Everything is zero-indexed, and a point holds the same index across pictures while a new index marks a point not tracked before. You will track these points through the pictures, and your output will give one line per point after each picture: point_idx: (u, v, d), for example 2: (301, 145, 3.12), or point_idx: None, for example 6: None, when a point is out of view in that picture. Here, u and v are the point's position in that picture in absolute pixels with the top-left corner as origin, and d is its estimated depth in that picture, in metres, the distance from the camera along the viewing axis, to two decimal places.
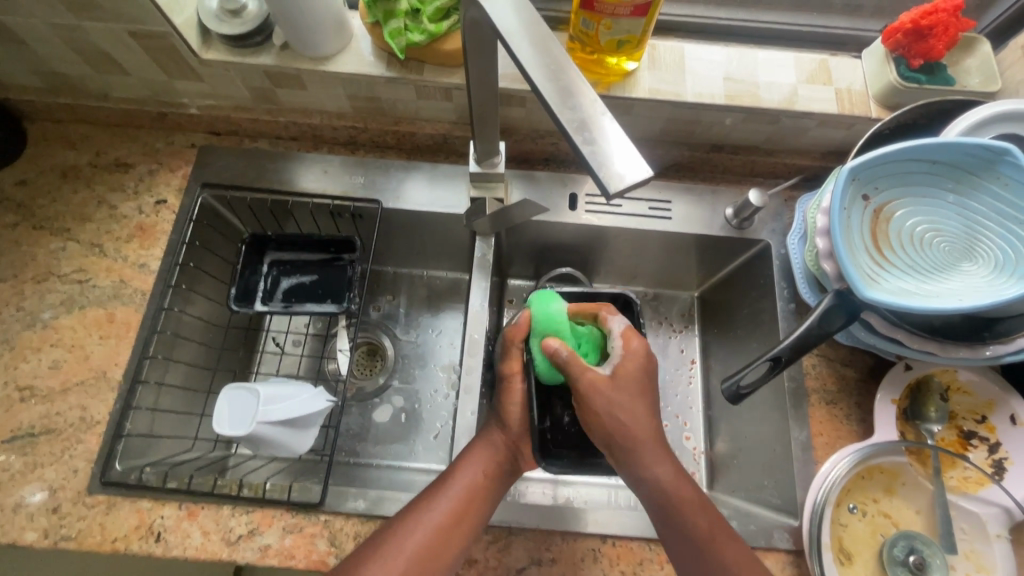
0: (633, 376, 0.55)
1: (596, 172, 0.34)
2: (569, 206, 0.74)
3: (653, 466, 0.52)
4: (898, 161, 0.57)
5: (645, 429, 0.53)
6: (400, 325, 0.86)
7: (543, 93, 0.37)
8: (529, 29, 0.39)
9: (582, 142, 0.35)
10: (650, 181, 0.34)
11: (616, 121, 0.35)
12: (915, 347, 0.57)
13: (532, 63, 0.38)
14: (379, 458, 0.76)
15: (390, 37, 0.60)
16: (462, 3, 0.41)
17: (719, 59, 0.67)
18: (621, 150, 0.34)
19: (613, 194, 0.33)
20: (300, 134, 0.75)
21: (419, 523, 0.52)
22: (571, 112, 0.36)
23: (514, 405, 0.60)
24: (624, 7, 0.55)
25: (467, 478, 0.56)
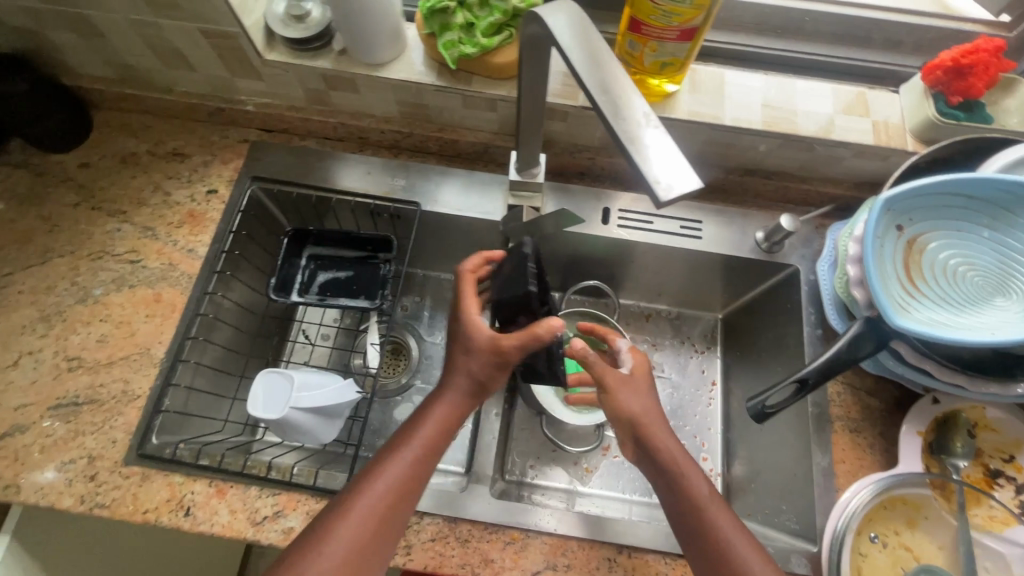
0: (637, 380, 0.59)
1: (647, 181, 0.35)
2: (602, 220, 0.76)
3: (657, 444, 0.55)
4: (933, 194, 0.58)
5: (650, 418, 0.57)
6: (425, 326, 0.88)
7: (600, 106, 0.38)
8: (592, 48, 0.41)
9: (633, 153, 0.36)
10: (700, 193, 0.35)
11: (669, 133, 0.36)
12: (944, 379, 0.57)
13: (592, 79, 0.40)
14: None
15: (444, 48, 0.63)
16: (523, 19, 0.44)
17: (758, 87, 0.68)
18: (672, 161, 0.35)
19: (661, 204, 0.34)
20: (347, 136, 0.79)
21: (389, 465, 0.51)
22: (626, 125, 0.37)
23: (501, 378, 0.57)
24: (670, 31, 0.57)
25: (434, 424, 0.54)
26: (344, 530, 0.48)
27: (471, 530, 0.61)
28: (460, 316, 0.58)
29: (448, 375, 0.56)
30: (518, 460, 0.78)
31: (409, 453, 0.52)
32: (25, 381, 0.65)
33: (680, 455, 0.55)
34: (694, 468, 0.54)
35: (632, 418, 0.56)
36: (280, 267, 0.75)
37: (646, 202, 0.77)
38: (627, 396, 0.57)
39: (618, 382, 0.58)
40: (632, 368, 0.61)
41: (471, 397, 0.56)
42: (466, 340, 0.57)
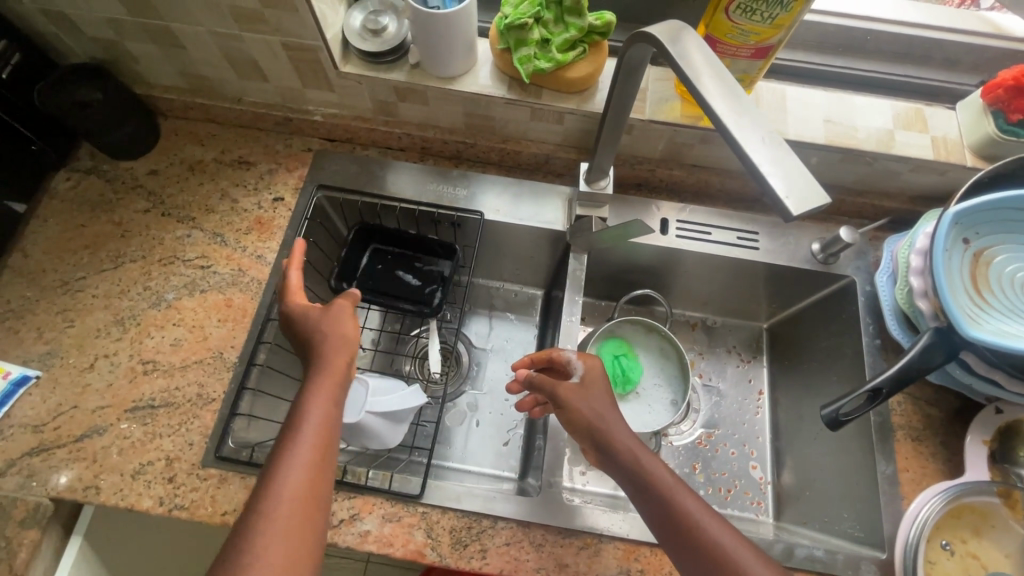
0: (590, 383, 0.62)
1: (778, 197, 0.36)
2: (660, 229, 0.77)
3: (616, 442, 0.58)
4: (1000, 209, 0.60)
5: (608, 417, 0.60)
6: (476, 333, 0.90)
7: (722, 122, 0.40)
8: (713, 68, 0.43)
9: (760, 167, 0.38)
10: (825, 208, 0.37)
11: (793, 153, 0.39)
12: (1014, 389, 0.59)
13: (716, 97, 0.41)
14: (451, 459, 0.79)
15: (519, 62, 0.65)
16: (630, 40, 0.46)
17: (819, 103, 0.70)
18: (801, 180, 0.37)
19: (793, 217, 0.36)
20: (410, 146, 0.80)
21: (286, 461, 0.47)
22: (750, 141, 0.39)
23: (353, 326, 0.59)
24: (745, 49, 0.59)
25: (315, 408, 0.51)
26: (276, 514, 0.45)
27: (544, 535, 0.62)
28: (287, 307, 0.60)
29: (315, 355, 0.56)
30: (572, 466, 0.79)
31: (303, 442, 0.49)
32: (101, 383, 0.66)
33: (638, 446, 0.57)
34: (652, 455, 0.57)
35: (589, 421, 0.59)
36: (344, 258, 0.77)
37: (702, 213, 0.78)
38: (581, 403, 0.60)
39: (570, 393, 0.61)
40: (586, 371, 0.63)
41: (343, 359, 0.56)
42: (306, 324, 0.58)
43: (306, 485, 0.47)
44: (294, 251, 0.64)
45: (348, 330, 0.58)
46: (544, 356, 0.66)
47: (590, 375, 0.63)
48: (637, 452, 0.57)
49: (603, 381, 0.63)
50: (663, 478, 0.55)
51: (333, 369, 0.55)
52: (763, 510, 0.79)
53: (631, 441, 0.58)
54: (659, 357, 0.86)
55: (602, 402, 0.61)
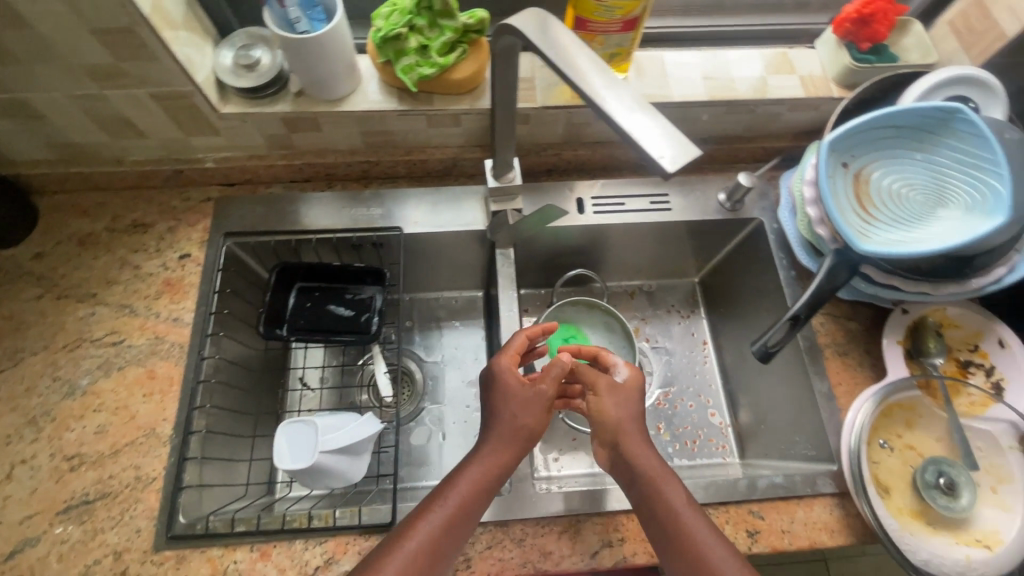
0: (628, 392, 0.63)
1: (652, 158, 0.38)
2: (578, 210, 0.79)
3: (638, 460, 0.58)
4: (868, 131, 0.64)
5: (631, 427, 0.60)
6: (420, 348, 0.93)
7: (589, 99, 0.41)
8: (576, 46, 0.44)
9: (633, 133, 0.39)
10: (699, 158, 0.38)
11: (662, 115, 0.40)
12: (911, 289, 0.65)
13: (588, 76, 0.42)
14: (423, 480, 0.82)
15: (403, 73, 0.64)
16: (494, 31, 0.47)
17: (696, 63, 0.74)
18: (670, 136, 0.39)
19: (670, 173, 0.37)
20: (314, 175, 0.78)
21: (428, 518, 0.54)
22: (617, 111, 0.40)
23: (539, 410, 0.60)
24: (614, 23, 0.62)
25: (471, 477, 0.56)
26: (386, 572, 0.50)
27: (523, 528, 0.62)
28: (492, 365, 0.62)
29: (494, 422, 0.60)
30: (544, 455, 0.80)
31: (450, 506, 0.55)
32: (23, 491, 0.61)
33: (660, 467, 0.57)
34: (674, 480, 0.57)
35: (614, 431, 0.60)
36: (271, 302, 0.75)
37: (615, 185, 0.80)
38: (610, 406, 0.61)
39: (605, 389, 0.62)
40: (628, 379, 0.64)
41: (519, 441, 0.58)
42: (504, 393, 0.60)
43: (434, 554, 0.52)
44: (535, 327, 0.69)
45: (533, 412, 0.60)
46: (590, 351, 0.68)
47: (630, 380, 0.63)
48: (658, 470, 0.57)
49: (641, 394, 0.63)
50: (676, 500, 0.55)
51: (503, 449, 0.58)
52: (729, 452, 0.83)
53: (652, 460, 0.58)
54: (606, 332, 0.89)
55: (630, 418, 0.61)
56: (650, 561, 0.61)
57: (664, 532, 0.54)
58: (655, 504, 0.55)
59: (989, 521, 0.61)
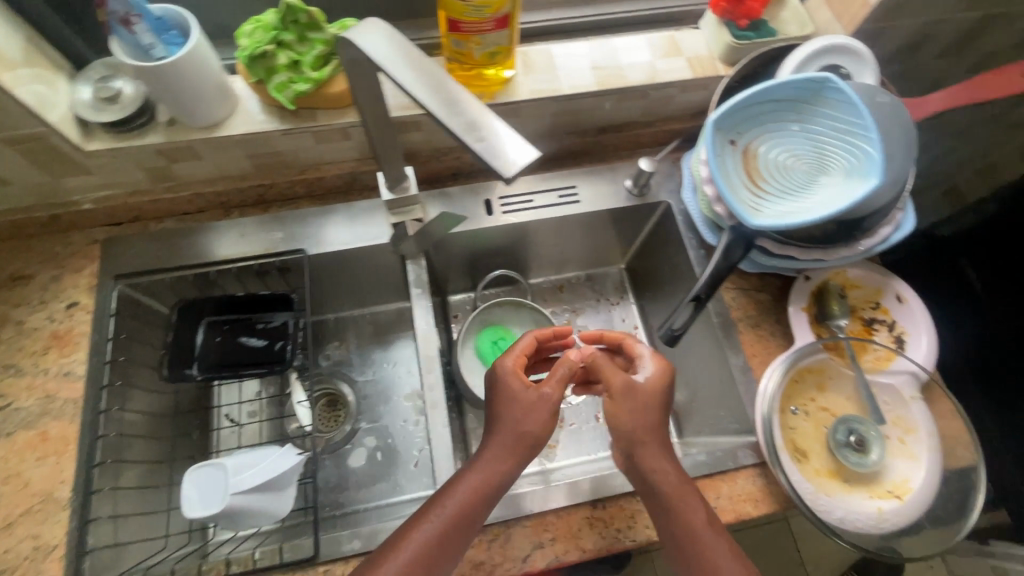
0: (644, 395, 0.59)
1: (491, 164, 0.38)
2: (486, 212, 0.78)
3: (657, 472, 0.57)
4: (749, 106, 0.65)
5: (648, 436, 0.58)
6: (355, 368, 0.92)
7: (429, 108, 0.40)
8: (402, 53, 0.42)
9: (475, 140, 0.39)
10: (539, 158, 0.38)
11: (500, 117, 0.40)
12: (805, 258, 0.67)
13: (415, 85, 0.41)
14: (366, 502, 0.82)
15: (276, 91, 0.62)
16: (336, 45, 0.44)
17: (583, 54, 0.74)
18: (507, 140, 0.39)
19: (510, 178, 0.37)
20: (207, 205, 0.75)
21: (425, 526, 0.53)
22: (459, 117, 0.40)
23: (542, 415, 0.58)
24: (487, 22, 0.60)
25: (469, 483, 0.55)
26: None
27: None
28: (497, 367, 0.61)
29: (497, 426, 0.58)
30: None
31: (448, 514, 0.53)
32: None
33: (679, 481, 0.57)
34: (693, 494, 0.57)
35: (629, 442, 0.58)
36: (173, 342, 0.71)
37: (522, 183, 0.80)
38: (625, 414, 0.58)
39: (620, 387, 0.59)
40: (649, 378, 0.60)
41: (519, 447, 0.56)
42: (509, 395, 0.59)
43: (428, 563, 0.51)
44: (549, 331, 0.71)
45: (534, 415, 0.58)
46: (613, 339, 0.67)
47: (652, 379, 0.60)
48: (675, 487, 0.56)
49: (661, 396, 0.60)
50: (694, 518, 0.55)
51: (504, 456, 0.56)
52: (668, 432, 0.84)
53: (671, 479, 0.57)
54: (536, 329, 0.90)
55: (648, 428, 0.58)
56: (582, 555, 0.62)
57: (677, 546, 0.55)
58: (670, 520, 0.56)
59: (900, 471, 0.64)
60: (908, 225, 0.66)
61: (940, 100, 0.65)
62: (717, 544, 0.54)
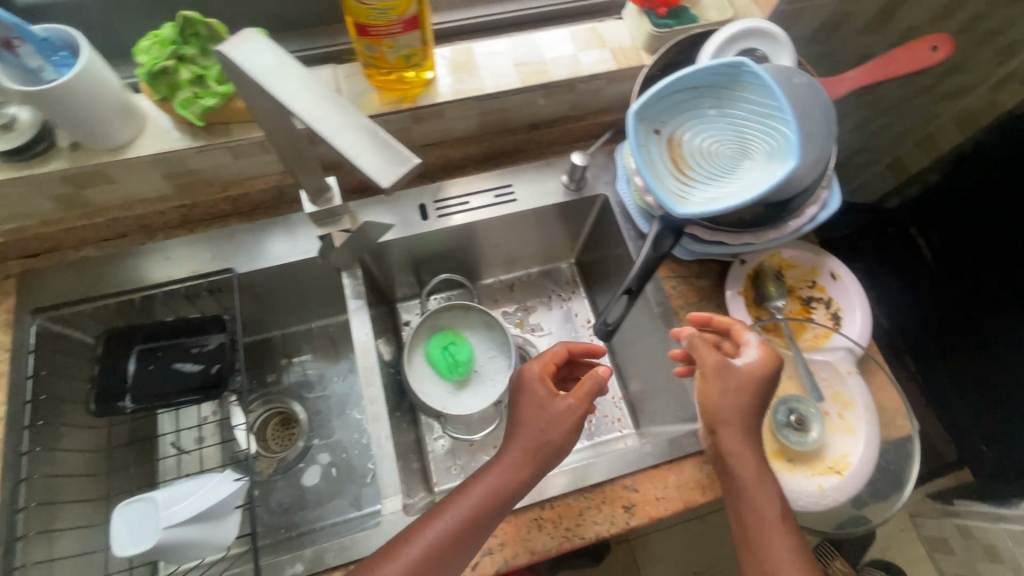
0: (740, 379, 0.57)
1: (368, 174, 0.35)
2: (421, 217, 0.78)
3: (738, 458, 0.56)
4: (671, 94, 0.65)
5: (736, 422, 0.56)
6: (304, 386, 0.90)
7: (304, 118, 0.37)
8: (276, 64, 0.38)
9: (351, 151, 0.36)
10: (421, 166, 0.37)
11: (379, 126, 0.38)
12: (736, 243, 0.68)
13: (292, 98, 0.37)
14: (321, 521, 0.81)
15: (182, 107, 0.59)
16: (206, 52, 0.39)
17: (506, 51, 0.73)
18: (387, 150, 0.36)
19: (388, 187, 0.35)
20: (127, 229, 0.73)
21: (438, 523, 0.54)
22: (335, 126, 0.37)
23: (563, 426, 0.59)
24: (395, 25, 0.58)
25: (485, 484, 0.57)
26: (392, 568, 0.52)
27: None
28: (523, 373, 0.63)
29: (520, 431, 0.59)
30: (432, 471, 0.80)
31: (463, 513, 0.55)
32: None
33: (758, 470, 0.56)
34: (770, 484, 0.56)
35: (718, 424, 0.57)
36: (100, 373, 0.68)
37: (457, 185, 0.80)
38: (718, 395, 0.57)
39: (714, 371, 0.57)
40: (750, 363, 0.57)
41: (537, 456, 0.58)
42: (536, 401, 0.60)
43: (437, 562, 0.53)
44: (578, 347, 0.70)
45: (556, 425, 0.59)
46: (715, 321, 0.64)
47: (752, 365, 0.57)
48: (755, 478, 0.56)
49: (761, 385, 0.57)
50: (766, 511, 0.54)
51: (518, 463, 0.58)
52: (625, 424, 0.84)
53: (753, 471, 0.56)
54: (488, 332, 0.87)
55: (740, 414, 0.56)
56: (531, 558, 0.62)
57: (744, 536, 0.55)
58: (743, 506, 0.56)
59: (839, 447, 0.65)
60: (834, 204, 0.66)
61: (857, 78, 0.66)
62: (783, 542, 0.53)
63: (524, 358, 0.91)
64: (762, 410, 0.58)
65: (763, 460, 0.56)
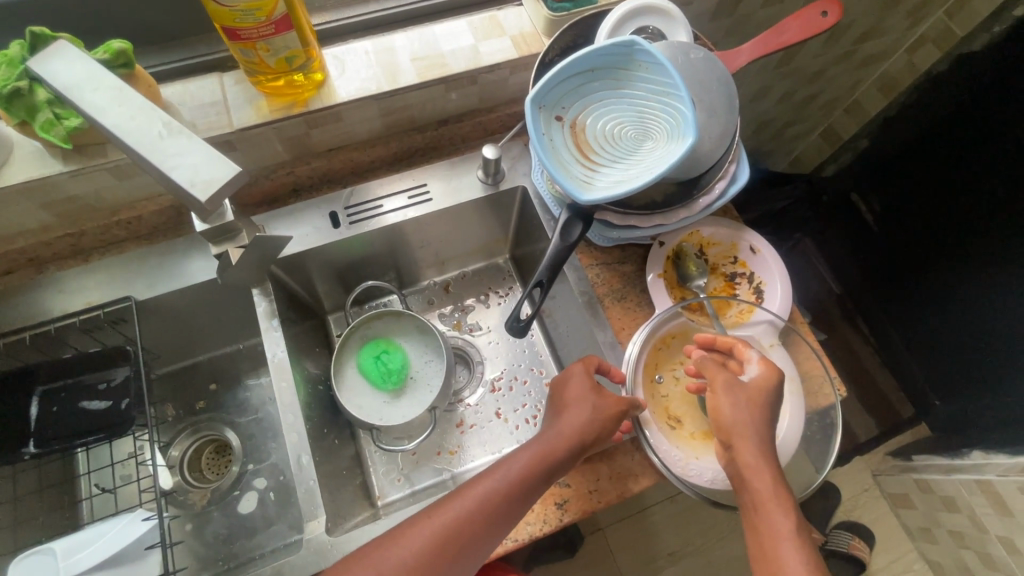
0: (751, 391, 0.59)
1: (184, 187, 0.40)
2: (333, 225, 0.76)
3: (752, 472, 0.56)
4: (568, 79, 0.63)
5: (750, 434, 0.57)
6: (235, 410, 0.86)
7: (120, 132, 0.40)
8: (87, 78, 0.41)
9: (165, 166, 0.41)
10: (245, 175, 0.42)
11: (197, 136, 0.42)
12: (647, 226, 0.67)
13: (103, 110, 0.41)
14: (261, 548, 0.78)
15: (44, 131, 0.55)
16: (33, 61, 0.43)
17: (402, 46, 0.70)
18: (206, 162, 0.41)
19: (205, 201, 0.40)
20: (14, 265, 0.69)
21: (462, 499, 0.55)
22: (150, 140, 0.41)
23: (602, 418, 0.60)
24: (265, 28, 0.55)
25: (520, 463, 0.57)
26: (406, 541, 0.52)
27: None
28: (571, 365, 0.64)
29: (562, 416, 0.60)
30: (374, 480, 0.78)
31: (492, 491, 0.55)
32: None
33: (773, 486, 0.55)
34: (785, 501, 0.55)
35: (730, 437, 0.58)
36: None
37: (369, 189, 0.78)
38: (728, 407, 0.58)
39: (723, 386, 0.60)
40: (757, 379, 0.60)
41: (575, 445, 0.58)
42: (581, 393, 0.61)
43: (460, 538, 0.53)
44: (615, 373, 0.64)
45: (597, 414, 0.60)
46: (717, 341, 0.65)
47: (761, 381, 0.59)
48: (770, 493, 0.55)
49: (767, 400, 0.59)
50: (780, 527, 0.53)
51: (561, 440, 0.58)
52: None
53: (767, 486, 0.55)
54: (420, 335, 0.83)
55: (755, 426, 0.57)
56: None
57: (760, 551, 0.54)
58: (757, 520, 0.55)
59: None
60: (742, 177, 0.64)
61: (753, 50, 0.65)
62: (799, 560, 0.51)
63: (463, 358, 0.89)
64: (775, 424, 0.59)
65: (779, 476, 0.56)
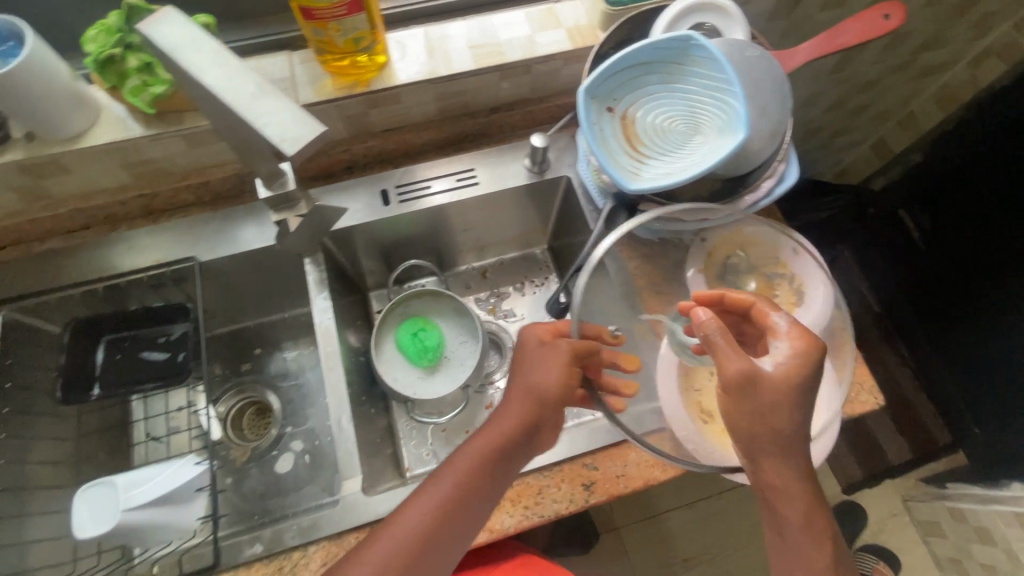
0: (770, 391, 0.52)
1: (275, 142, 0.43)
2: (383, 203, 0.79)
3: (778, 485, 0.54)
4: (622, 70, 0.64)
5: (774, 441, 0.53)
6: (278, 375, 0.90)
7: (219, 93, 0.44)
8: (190, 41, 0.44)
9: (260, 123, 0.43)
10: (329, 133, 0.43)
11: (284, 96, 0.44)
12: (692, 220, 0.67)
13: (200, 73, 0.44)
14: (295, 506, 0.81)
15: (132, 96, 0.60)
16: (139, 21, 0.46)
17: (460, 33, 0.73)
18: (295, 121, 0.43)
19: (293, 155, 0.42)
20: (92, 220, 0.75)
21: (440, 483, 0.58)
22: (245, 102, 0.44)
23: (556, 374, 0.62)
24: (338, 8, 0.58)
25: (484, 438, 0.60)
26: (396, 531, 0.55)
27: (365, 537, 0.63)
28: (523, 333, 0.67)
29: (517, 385, 0.64)
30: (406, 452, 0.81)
31: (464, 470, 0.58)
32: None
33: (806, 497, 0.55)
34: (814, 513, 0.55)
35: (749, 440, 0.54)
36: (66, 363, 0.69)
37: (419, 170, 0.81)
38: (745, 408, 0.52)
39: (738, 379, 0.51)
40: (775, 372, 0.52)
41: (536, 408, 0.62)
42: (536, 357, 0.64)
43: (446, 518, 0.56)
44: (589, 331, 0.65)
45: (552, 374, 0.62)
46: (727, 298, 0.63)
47: (780, 371, 0.52)
48: (797, 505, 0.54)
49: (790, 397, 0.52)
50: (799, 537, 0.54)
51: (520, 411, 0.62)
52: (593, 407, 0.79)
53: (798, 505, 0.54)
54: (457, 316, 0.86)
55: (780, 431, 0.52)
56: (491, 536, 0.63)
57: (779, 553, 0.56)
58: (777, 525, 0.56)
59: None
60: (791, 177, 0.65)
61: (809, 51, 0.65)
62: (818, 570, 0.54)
63: (496, 342, 0.91)
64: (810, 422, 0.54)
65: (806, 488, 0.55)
